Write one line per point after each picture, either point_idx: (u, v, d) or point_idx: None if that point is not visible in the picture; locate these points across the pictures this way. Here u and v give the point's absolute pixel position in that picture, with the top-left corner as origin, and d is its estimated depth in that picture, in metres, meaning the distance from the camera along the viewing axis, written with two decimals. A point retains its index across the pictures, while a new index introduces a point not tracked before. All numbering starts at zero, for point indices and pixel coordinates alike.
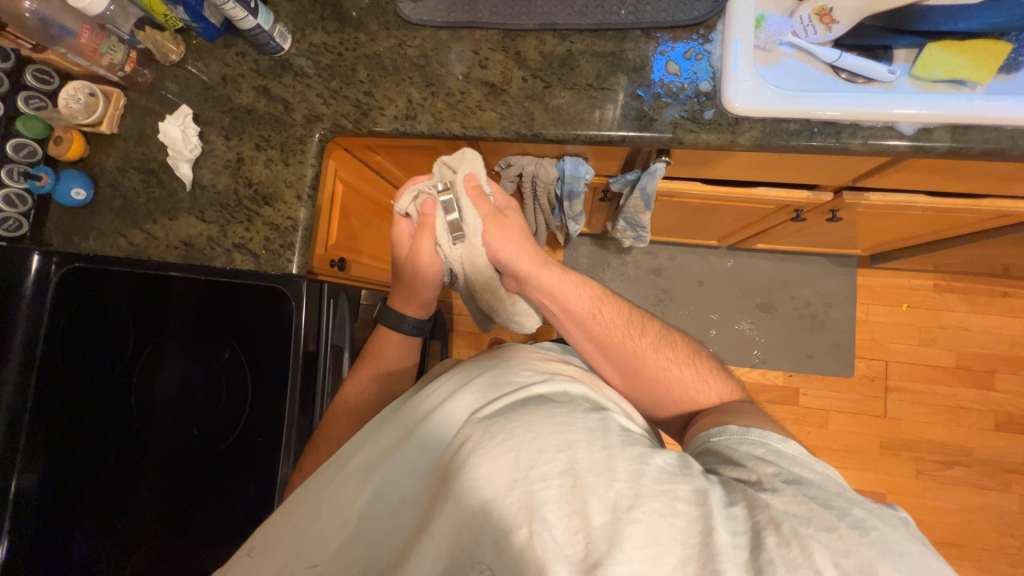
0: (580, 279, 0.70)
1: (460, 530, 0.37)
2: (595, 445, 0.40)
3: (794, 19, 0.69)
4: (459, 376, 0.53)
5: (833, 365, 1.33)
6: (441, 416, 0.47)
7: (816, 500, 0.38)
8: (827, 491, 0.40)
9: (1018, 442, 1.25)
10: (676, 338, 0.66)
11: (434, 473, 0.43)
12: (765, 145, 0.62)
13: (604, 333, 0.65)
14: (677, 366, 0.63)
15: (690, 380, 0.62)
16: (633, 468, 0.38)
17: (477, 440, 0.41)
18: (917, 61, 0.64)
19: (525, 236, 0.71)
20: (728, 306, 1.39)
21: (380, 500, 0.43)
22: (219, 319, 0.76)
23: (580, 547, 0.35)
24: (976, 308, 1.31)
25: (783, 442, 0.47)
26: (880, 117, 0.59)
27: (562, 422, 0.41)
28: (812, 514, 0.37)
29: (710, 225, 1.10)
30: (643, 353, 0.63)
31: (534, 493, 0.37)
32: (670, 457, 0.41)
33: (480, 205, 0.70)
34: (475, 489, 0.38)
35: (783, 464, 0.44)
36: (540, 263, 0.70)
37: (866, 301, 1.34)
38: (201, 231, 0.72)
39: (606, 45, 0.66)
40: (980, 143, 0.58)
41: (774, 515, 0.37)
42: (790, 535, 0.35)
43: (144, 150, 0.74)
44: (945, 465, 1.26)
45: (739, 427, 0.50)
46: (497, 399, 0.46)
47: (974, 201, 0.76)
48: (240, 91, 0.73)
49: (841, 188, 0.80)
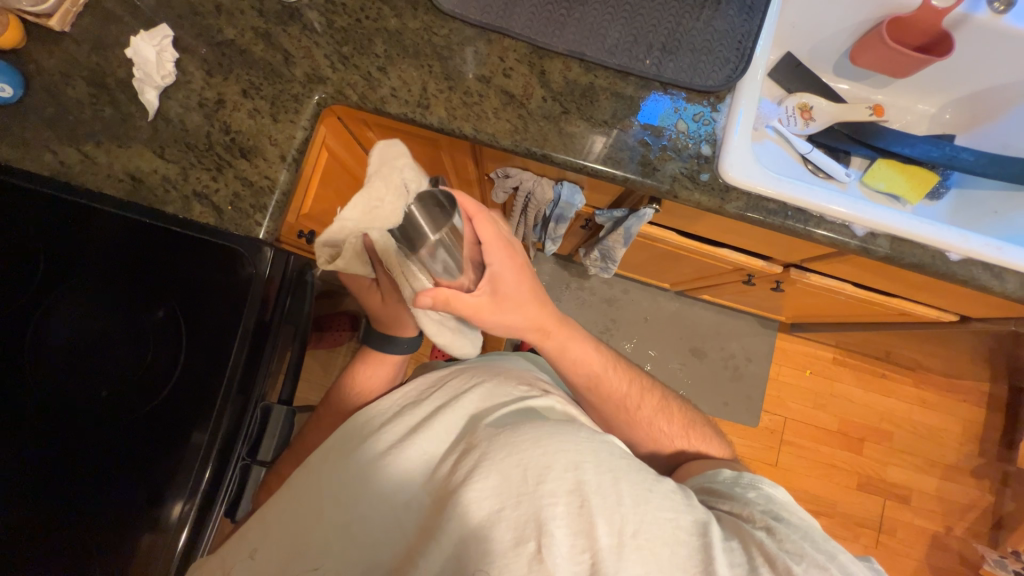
0: (592, 341, 0.67)
1: (467, 540, 0.39)
2: (601, 466, 0.42)
3: (782, 108, 0.85)
4: (459, 380, 0.54)
5: (742, 414, 1.48)
6: (445, 423, 0.48)
7: (809, 541, 0.44)
8: (812, 535, 0.45)
9: (873, 501, 1.46)
10: (673, 406, 0.68)
11: (438, 476, 0.44)
12: (746, 216, 0.68)
13: (600, 400, 0.66)
14: (670, 437, 0.66)
15: (683, 448, 0.66)
16: (636, 493, 0.42)
17: (483, 451, 0.43)
18: (869, 170, 0.81)
19: (534, 299, 0.60)
20: (666, 346, 1.49)
21: (381, 506, 0.44)
22: (136, 274, 0.60)
23: (585, 565, 0.38)
24: (861, 383, 1.52)
25: (774, 487, 0.52)
26: (840, 215, 0.67)
27: (569, 440, 0.43)
28: (803, 551, 0.42)
29: (670, 270, 1.18)
30: (637, 421, 0.66)
31: (543, 508, 0.39)
32: (673, 486, 0.45)
33: (460, 302, 0.54)
34: (484, 500, 0.40)
35: (775, 506, 0.49)
36: (560, 331, 0.64)
37: (779, 362, 1.52)
38: (157, 168, 0.64)
39: (626, 88, 0.69)
40: (910, 256, 0.68)
41: (767, 551, 0.42)
42: (783, 571, 0.40)
43: (99, 61, 0.65)
44: (814, 514, 1.44)
45: (732, 473, 0.55)
46: (499, 409, 0.48)
47: (888, 298, 0.90)
48: (233, 26, 0.67)
49: (789, 265, 0.90)
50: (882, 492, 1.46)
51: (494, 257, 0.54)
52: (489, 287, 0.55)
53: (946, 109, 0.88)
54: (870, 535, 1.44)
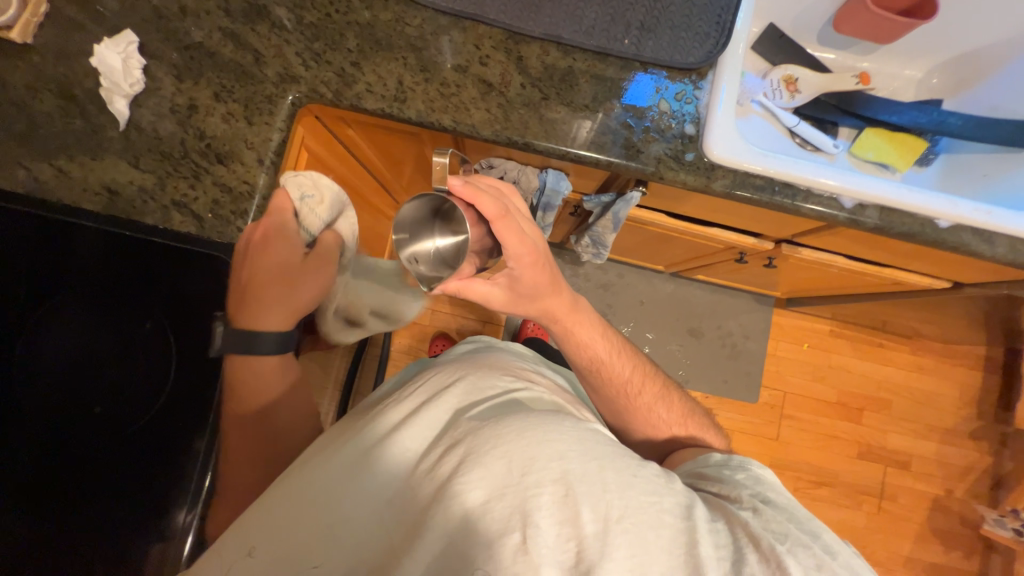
0: (601, 326, 0.66)
1: (452, 537, 0.38)
2: (586, 455, 0.42)
3: (766, 81, 0.83)
4: (439, 373, 0.53)
5: (742, 391, 1.49)
6: (426, 414, 0.46)
7: (794, 522, 0.46)
8: (797, 515, 0.47)
9: (874, 469, 1.48)
10: (672, 395, 0.69)
11: (419, 470, 0.43)
12: (733, 194, 0.67)
13: (602, 385, 0.66)
14: (667, 424, 0.67)
15: (680, 436, 0.67)
16: (621, 479, 0.42)
17: (467, 444, 0.42)
18: (857, 140, 0.80)
19: (555, 290, 0.59)
20: (663, 328, 1.50)
21: (358, 505, 0.42)
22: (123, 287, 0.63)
23: (571, 554, 0.38)
24: (859, 354, 1.53)
25: (762, 470, 0.55)
26: (828, 187, 0.67)
27: (554, 430, 0.43)
28: (788, 531, 0.45)
29: (663, 252, 1.17)
30: (637, 409, 0.67)
31: (528, 499, 0.39)
32: (657, 470, 0.45)
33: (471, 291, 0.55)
34: (470, 494, 0.39)
35: (761, 488, 0.51)
36: (572, 316, 0.63)
37: (776, 337, 1.52)
38: (132, 178, 0.62)
39: (606, 70, 0.67)
40: (900, 225, 0.68)
41: (753, 532, 0.44)
42: (769, 551, 0.42)
43: (64, 71, 0.63)
44: (816, 485, 1.46)
45: (722, 457, 0.57)
46: (482, 400, 0.47)
47: (880, 268, 0.90)
48: (200, 28, 0.65)
49: (781, 241, 0.89)
50: (882, 460, 1.48)
51: (510, 255, 0.51)
52: (504, 279, 0.55)
53: (933, 74, 0.87)
54: (872, 502, 1.46)
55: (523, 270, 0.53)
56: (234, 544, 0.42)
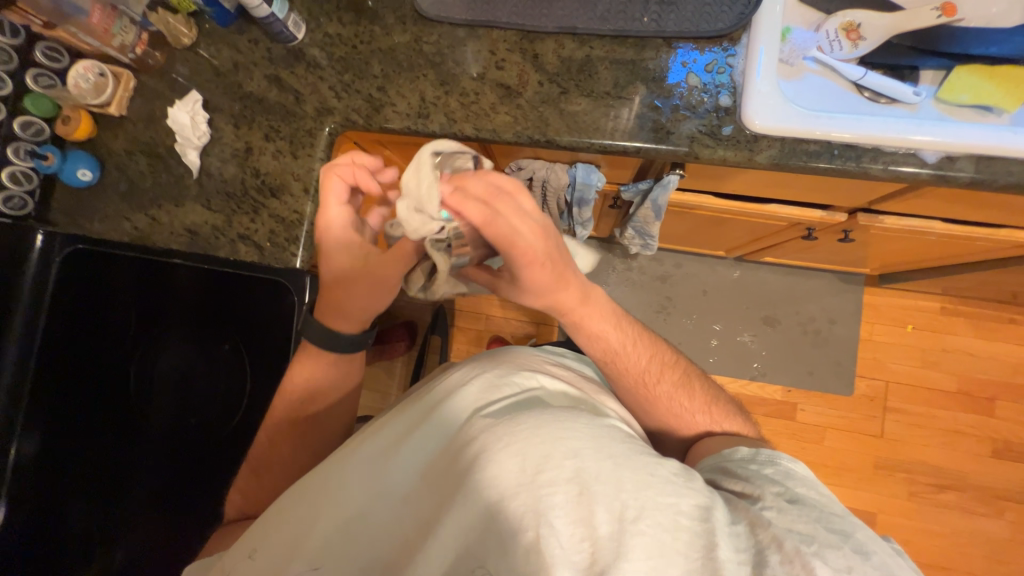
0: (611, 313, 0.62)
1: (467, 531, 0.39)
2: (601, 453, 0.40)
3: (820, 33, 0.73)
4: (458, 372, 0.53)
5: (832, 382, 1.33)
6: (444, 414, 0.47)
7: (821, 523, 0.41)
8: (830, 513, 0.42)
9: (1015, 470, 1.24)
10: (693, 382, 0.64)
11: (437, 469, 0.43)
12: (784, 165, 0.60)
13: (617, 377, 0.62)
14: (690, 414, 0.62)
15: (705, 425, 0.62)
16: (638, 478, 0.39)
17: (481, 442, 0.41)
18: (946, 82, 0.68)
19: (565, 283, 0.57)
20: (731, 318, 1.38)
21: (382, 501, 0.44)
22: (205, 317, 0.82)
23: (585, 555, 0.37)
24: (983, 333, 1.29)
25: (793, 462, 0.50)
26: (900, 142, 0.57)
27: (569, 427, 0.42)
28: (816, 533, 0.40)
29: (720, 236, 1.09)
30: (658, 400, 0.62)
31: (541, 498, 0.38)
32: (676, 468, 0.42)
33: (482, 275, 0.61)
34: (484, 490, 0.39)
35: (790, 484, 0.46)
36: (578, 305, 0.60)
37: (871, 320, 1.34)
38: (207, 220, 0.71)
39: (626, 52, 0.64)
40: (1003, 176, 0.57)
41: (776, 534, 0.40)
42: (791, 552, 0.38)
43: (152, 134, 0.74)
44: (938, 489, 1.25)
45: (749, 448, 0.53)
46: (498, 399, 0.47)
47: (992, 230, 0.75)
48: (251, 79, 0.73)
49: (855, 210, 0.79)
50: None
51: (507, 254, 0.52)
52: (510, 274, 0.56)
53: None
54: (1016, 509, 1.22)
55: (527, 271, 0.54)
56: (268, 540, 0.45)
